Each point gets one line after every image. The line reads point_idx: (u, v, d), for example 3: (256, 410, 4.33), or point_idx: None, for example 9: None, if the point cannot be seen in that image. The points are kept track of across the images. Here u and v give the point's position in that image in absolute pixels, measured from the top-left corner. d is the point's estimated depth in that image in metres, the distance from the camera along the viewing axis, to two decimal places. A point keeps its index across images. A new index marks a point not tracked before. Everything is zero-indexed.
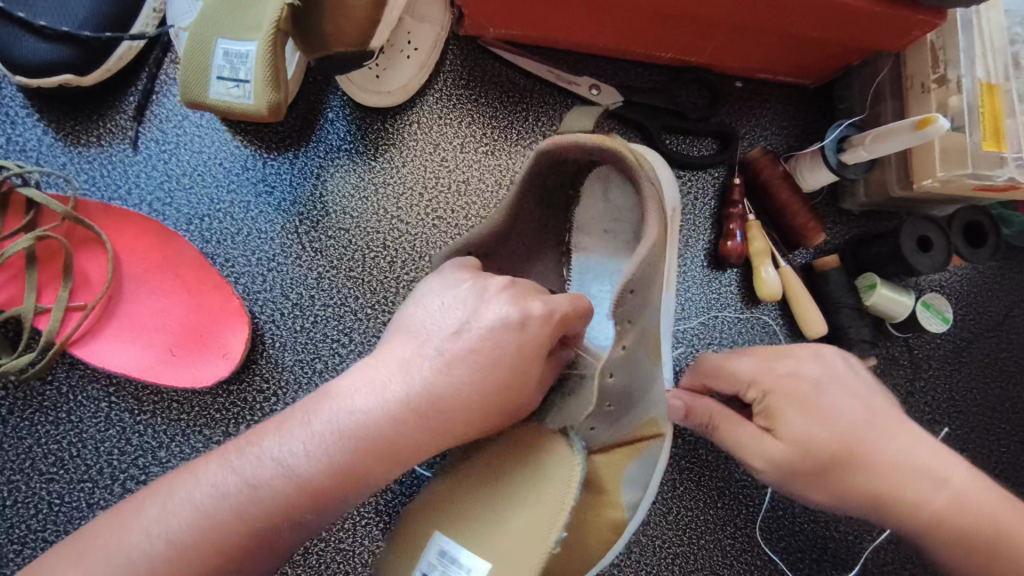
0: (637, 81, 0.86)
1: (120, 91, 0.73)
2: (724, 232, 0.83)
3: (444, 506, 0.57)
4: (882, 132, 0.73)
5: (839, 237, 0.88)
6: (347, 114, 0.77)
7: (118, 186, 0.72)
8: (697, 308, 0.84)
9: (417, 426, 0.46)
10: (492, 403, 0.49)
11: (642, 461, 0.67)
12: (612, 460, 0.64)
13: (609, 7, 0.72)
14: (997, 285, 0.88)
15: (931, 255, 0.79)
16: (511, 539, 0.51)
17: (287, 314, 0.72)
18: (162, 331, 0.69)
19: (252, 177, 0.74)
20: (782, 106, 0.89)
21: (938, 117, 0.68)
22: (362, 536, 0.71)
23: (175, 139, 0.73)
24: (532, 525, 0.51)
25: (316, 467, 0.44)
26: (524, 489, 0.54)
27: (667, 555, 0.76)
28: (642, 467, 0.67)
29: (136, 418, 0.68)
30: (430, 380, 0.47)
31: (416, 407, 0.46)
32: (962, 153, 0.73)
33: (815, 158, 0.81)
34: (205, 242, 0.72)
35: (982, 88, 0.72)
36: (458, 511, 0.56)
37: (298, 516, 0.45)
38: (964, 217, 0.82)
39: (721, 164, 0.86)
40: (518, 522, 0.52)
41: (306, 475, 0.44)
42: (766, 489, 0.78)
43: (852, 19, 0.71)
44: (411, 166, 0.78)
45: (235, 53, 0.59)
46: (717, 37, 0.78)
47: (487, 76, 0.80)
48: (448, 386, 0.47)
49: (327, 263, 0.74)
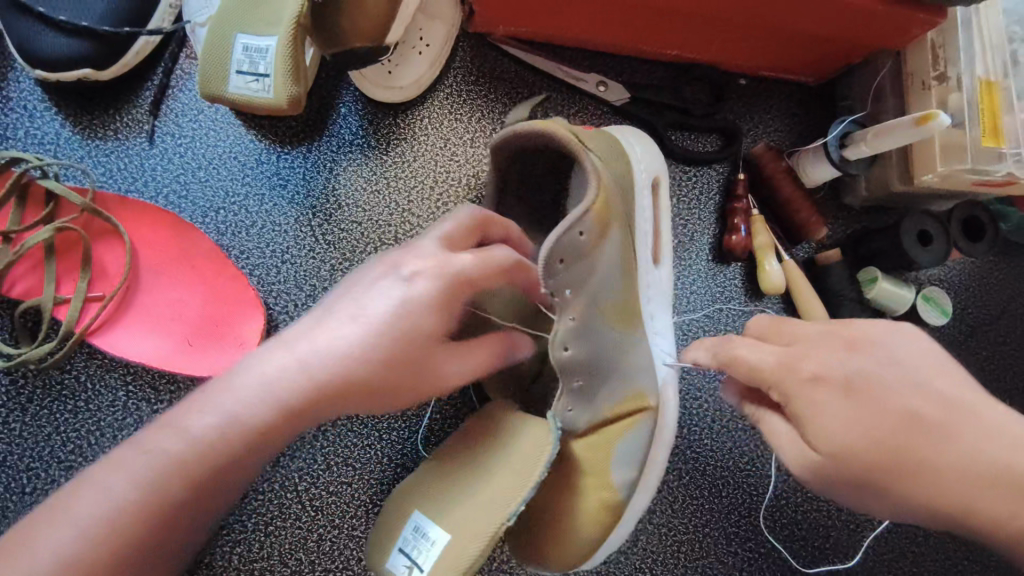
0: (644, 78, 0.87)
1: (136, 86, 0.74)
2: (729, 227, 0.84)
3: (424, 487, 0.60)
4: (883, 129, 0.75)
5: (841, 232, 0.90)
6: (359, 109, 0.78)
7: (135, 178, 0.73)
8: (703, 300, 0.85)
9: (319, 384, 0.50)
10: (395, 359, 0.53)
11: (633, 440, 0.66)
12: (598, 442, 0.64)
13: (619, 4, 0.74)
14: (995, 279, 0.90)
15: (931, 249, 0.81)
16: (476, 508, 0.54)
17: (302, 305, 0.74)
18: (178, 321, 0.70)
19: (266, 171, 0.75)
20: (784, 103, 0.90)
21: (938, 113, 0.70)
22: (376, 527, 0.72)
23: (190, 133, 0.74)
24: (497, 495, 0.54)
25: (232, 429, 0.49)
26: (495, 465, 0.58)
27: (672, 543, 0.77)
28: (631, 445, 0.65)
29: (153, 407, 0.69)
30: (334, 339, 0.51)
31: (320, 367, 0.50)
32: (962, 149, 0.75)
33: (818, 153, 0.83)
34: (221, 234, 0.74)
35: (982, 85, 0.74)
36: (436, 488, 0.59)
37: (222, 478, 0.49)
38: (964, 212, 0.84)
39: (724, 160, 0.88)
40: (487, 493, 0.55)
41: (221, 435, 0.48)
42: (770, 477, 0.80)
43: (855, 17, 0.72)
44: (422, 160, 0.79)
45: (256, 47, 0.61)
46: (723, 34, 0.79)
47: (496, 72, 0.82)
48: (346, 345, 0.51)
49: (339, 255, 0.75)
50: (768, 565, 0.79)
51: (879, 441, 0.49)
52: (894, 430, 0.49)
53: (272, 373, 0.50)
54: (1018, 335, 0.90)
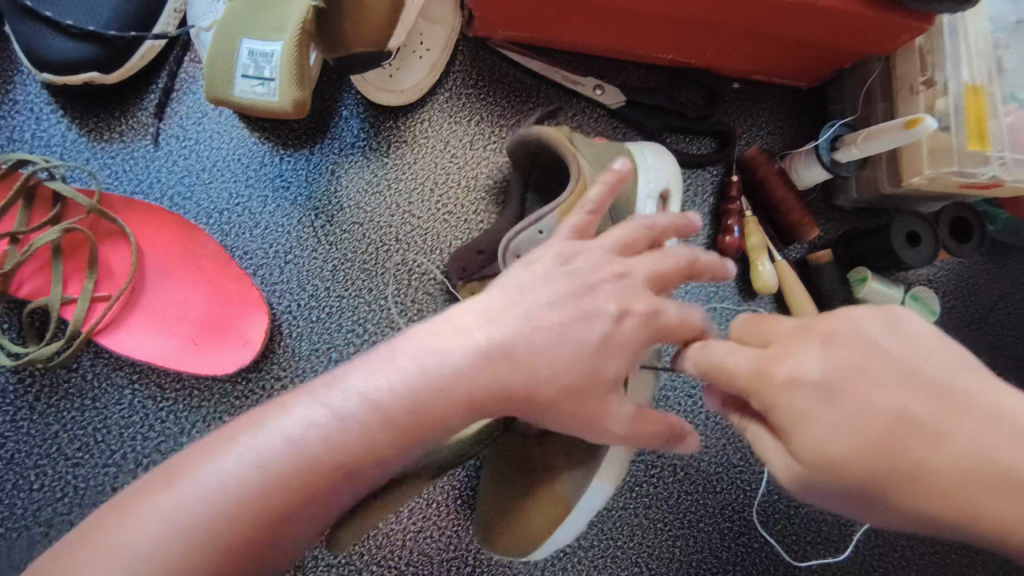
0: (639, 82, 0.89)
1: (141, 89, 0.75)
2: (723, 227, 0.86)
3: None
4: (873, 131, 0.78)
5: (832, 233, 0.92)
6: (360, 112, 0.80)
7: (140, 180, 0.74)
8: (698, 299, 0.87)
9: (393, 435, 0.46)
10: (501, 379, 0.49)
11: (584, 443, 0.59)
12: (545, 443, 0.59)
13: (616, 10, 0.75)
14: (982, 279, 0.93)
15: (920, 249, 0.83)
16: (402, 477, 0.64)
17: (304, 305, 0.75)
18: (183, 321, 0.71)
19: (269, 173, 0.76)
20: (777, 106, 0.92)
21: (926, 117, 0.72)
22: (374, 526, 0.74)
23: (195, 135, 0.75)
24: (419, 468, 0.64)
25: (286, 480, 0.43)
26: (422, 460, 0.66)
27: (668, 537, 0.79)
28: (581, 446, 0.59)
29: (159, 405, 0.70)
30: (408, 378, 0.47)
31: (393, 415, 0.46)
32: (948, 151, 0.77)
33: (809, 155, 0.85)
34: (224, 235, 0.75)
35: (967, 90, 0.76)
36: None
37: (264, 538, 0.43)
38: (952, 213, 0.86)
39: (718, 163, 0.90)
40: None
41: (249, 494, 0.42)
42: (764, 473, 0.81)
43: (845, 24, 0.74)
44: (422, 163, 0.81)
45: (261, 52, 0.62)
46: (717, 39, 0.81)
47: (495, 76, 0.84)
48: (402, 393, 0.46)
49: (342, 256, 0.77)
50: (760, 559, 0.81)
51: (864, 447, 0.43)
52: (877, 431, 0.43)
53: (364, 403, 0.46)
54: (1003, 334, 0.93)
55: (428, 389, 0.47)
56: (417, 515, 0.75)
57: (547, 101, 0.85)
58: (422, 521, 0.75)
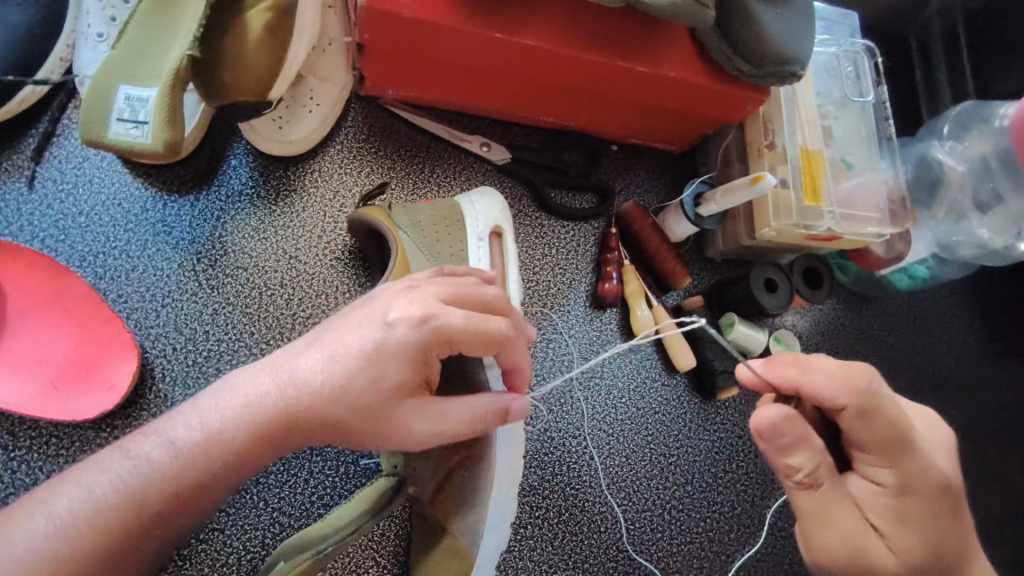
0: (525, 141, 0.96)
1: (20, 132, 0.76)
2: (603, 275, 0.92)
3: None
4: (727, 189, 0.86)
5: (706, 282, 0.99)
6: (250, 161, 0.82)
7: (10, 222, 0.74)
8: (583, 345, 0.91)
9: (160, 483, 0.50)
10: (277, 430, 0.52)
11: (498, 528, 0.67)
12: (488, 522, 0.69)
13: (494, 75, 0.82)
14: (841, 324, 1.02)
15: (776, 295, 0.91)
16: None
17: (180, 349, 0.74)
18: (45, 364, 0.69)
19: (151, 218, 0.77)
20: (652, 167, 1.01)
21: (766, 175, 0.81)
22: (253, 536, 0.72)
23: (74, 179, 0.76)
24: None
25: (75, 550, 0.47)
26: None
27: (545, 565, 0.82)
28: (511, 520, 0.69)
29: (9, 454, 0.67)
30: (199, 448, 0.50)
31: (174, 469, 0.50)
32: (789, 207, 0.85)
33: (677, 211, 0.93)
34: (98, 278, 0.74)
35: (802, 152, 0.87)
36: None
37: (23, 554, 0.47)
38: (802, 263, 0.96)
39: (600, 217, 0.96)
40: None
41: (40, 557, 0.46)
42: (625, 510, 0.87)
43: (695, 96, 0.83)
44: (311, 211, 0.83)
45: (137, 98, 0.64)
46: (590, 105, 0.89)
47: (386, 131, 0.89)
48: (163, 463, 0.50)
49: (222, 299, 0.77)
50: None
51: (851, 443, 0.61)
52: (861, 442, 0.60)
53: (210, 416, 0.52)
54: None
55: (163, 472, 0.50)
56: (297, 517, 0.74)
57: (435, 157, 0.90)
58: (269, 536, 0.73)
